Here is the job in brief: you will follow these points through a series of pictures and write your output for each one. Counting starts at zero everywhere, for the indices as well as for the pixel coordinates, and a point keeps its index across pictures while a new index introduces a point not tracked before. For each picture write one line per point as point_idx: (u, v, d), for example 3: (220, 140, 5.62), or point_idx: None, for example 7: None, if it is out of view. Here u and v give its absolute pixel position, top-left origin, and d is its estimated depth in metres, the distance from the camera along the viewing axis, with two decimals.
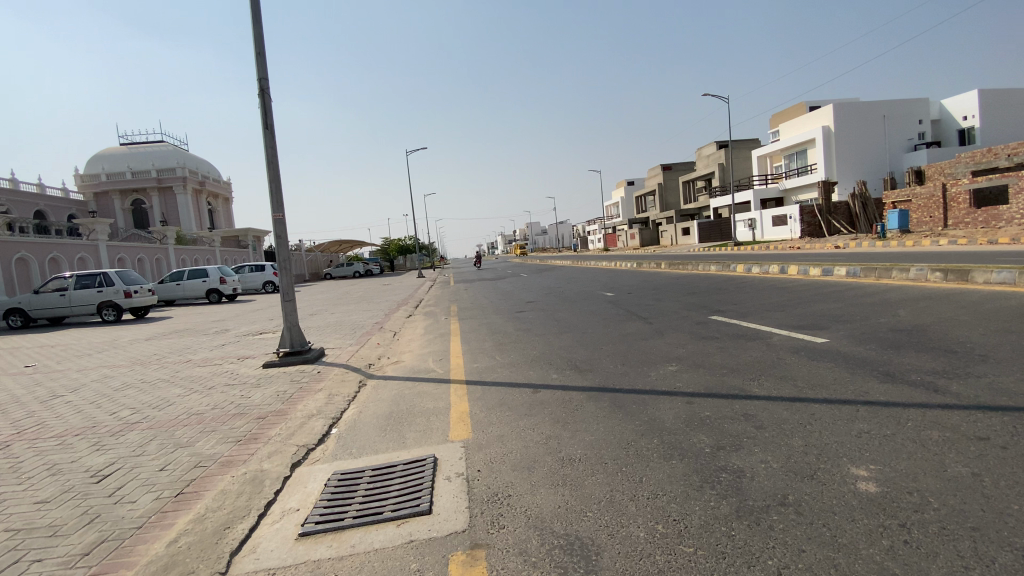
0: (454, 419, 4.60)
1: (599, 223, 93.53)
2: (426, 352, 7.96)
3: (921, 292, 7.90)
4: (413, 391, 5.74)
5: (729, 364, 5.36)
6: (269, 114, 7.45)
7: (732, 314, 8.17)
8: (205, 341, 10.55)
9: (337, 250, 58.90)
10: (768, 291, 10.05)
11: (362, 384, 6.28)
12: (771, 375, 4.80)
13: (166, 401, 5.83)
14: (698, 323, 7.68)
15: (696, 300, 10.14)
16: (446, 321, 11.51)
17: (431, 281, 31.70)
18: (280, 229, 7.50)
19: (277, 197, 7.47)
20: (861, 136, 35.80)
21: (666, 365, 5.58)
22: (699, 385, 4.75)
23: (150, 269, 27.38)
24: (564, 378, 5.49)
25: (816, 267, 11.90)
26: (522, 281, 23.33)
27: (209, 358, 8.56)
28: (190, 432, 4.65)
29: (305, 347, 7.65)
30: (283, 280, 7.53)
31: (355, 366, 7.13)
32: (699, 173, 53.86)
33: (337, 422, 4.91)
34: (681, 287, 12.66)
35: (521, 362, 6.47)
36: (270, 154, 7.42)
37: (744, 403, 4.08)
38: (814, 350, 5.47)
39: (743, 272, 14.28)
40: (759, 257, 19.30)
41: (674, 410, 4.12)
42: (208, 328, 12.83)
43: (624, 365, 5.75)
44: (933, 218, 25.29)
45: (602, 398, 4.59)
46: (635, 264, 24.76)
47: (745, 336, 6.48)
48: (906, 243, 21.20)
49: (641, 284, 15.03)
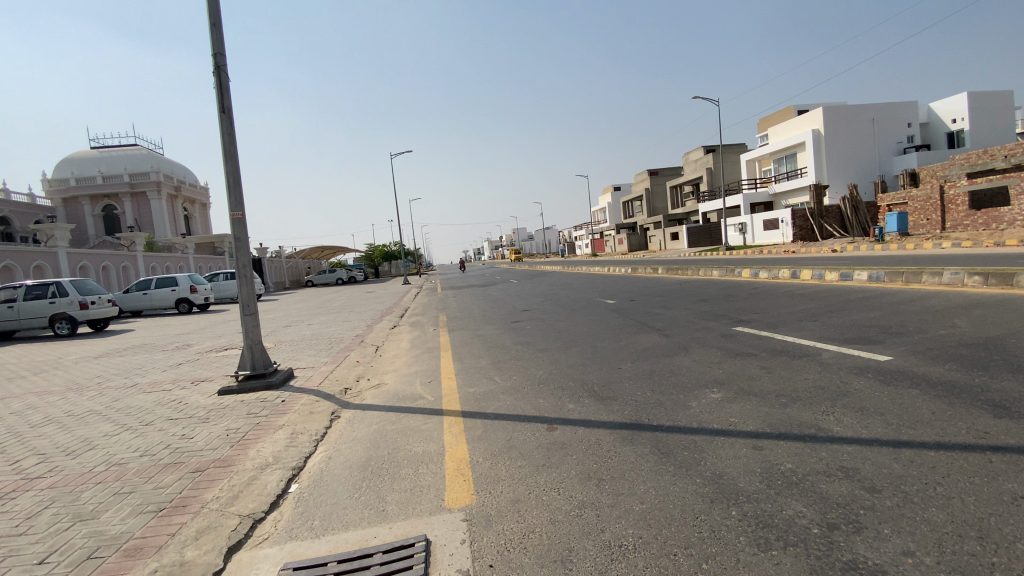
0: (450, 472, 3.55)
1: (586, 228, 93.13)
2: (412, 373, 6.88)
3: (970, 299, 7.07)
4: (396, 427, 4.69)
5: (785, 390, 4.40)
6: (226, 95, 6.37)
7: (761, 325, 7.24)
8: (158, 361, 9.23)
9: (319, 258, 57.36)
10: (790, 298, 9.17)
11: (334, 417, 5.21)
12: (845, 406, 3.84)
13: (88, 443, 4.66)
14: (724, 336, 6.77)
15: (710, 308, 9.27)
16: (435, 334, 10.39)
17: (418, 288, 30.59)
18: (239, 231, 6.40)
19: (236, 193, 6.37)
20: (850, 139, 35.72)
21: (708, 391, 4.59)
22: (760, 421, 3.78)
23: (115, 277, 25.73)
24: (583, 410, 4.47)
25: (832, 271, 11.12)
26: (514, 287, 22.46)
27: (159, 381, 7.32)
28: (98, 496, 3.50)
29: (269, 370, 6.53)
30: (244, 290, 6.41)
31: (327, 393, 6.02)
32: (687, 177, 53.63)
33: (297, 475, 3.85)
34: (687, 293, 11.83)
35: (527, 386, 5.44)
36: (228, 141, 6.32)
37: (835, 450, 3.13)
38: (885, 372, 4.52)
39: (750, 277, 13.48)
40: (762, 261, 18.49)
41: (744, 462, 3.14)
42: (168, 344, 11.50)
43: (656, 392, 4.74)
44: (931, 220, 25.00)
45: (641, 443, 3.59)
46: (630, 269, 23.91)
47: (788, 354, 5.52)
48: (908, 247, 20.72)
49: (642, 290, 14.16)
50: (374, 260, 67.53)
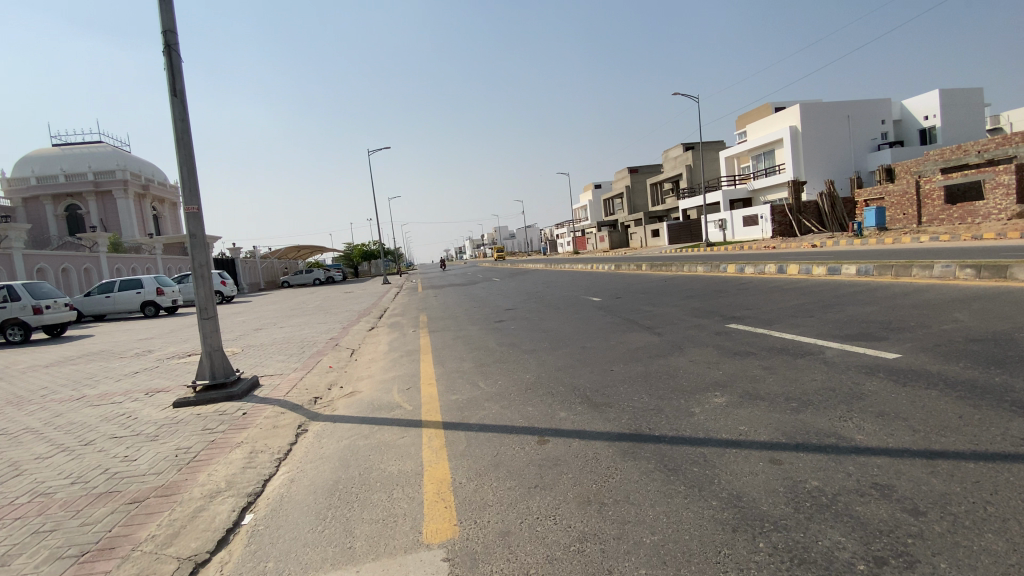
0: (428, 497, 3.10)
1: (568, 226, 93.15)
2: (389, 379, 6.41)
3: (965, 292, 6.87)
4: (370, 442, 4.22)
5: (795, 393, 4.07)
6: (178, 77, 5.78)
7: (755, 322, 6.92)
8: (113, 370, 8.53)
9: (295, 257, 55.97)
10: (780, 293, 8.91)
11: (302, 430, 4.72)
12: (863, 412, 3.50)
13: (14, 468, 4.08)
14: (718, 334, 6.45)
15: (699, 304, 8.99)
16: (414, 336, 9.88)
17: (398, 288, 29.93)
18: (195, 226, 5.82)
19: (190, 185, 5.79)
20: (826, 136, 36.21)
21: (711, 396, 4.23)
22: (773, 431, 3.42)
23: (76, 280, 24.43)
24: (577, 418, 4.06)
25: (820, 266, 10.93)
26: (497, 285, 22.06)
27: (109, 392, 6.69)
28: (12, 537, 3.01)
29: (230, 379, 5.97)
30: (201, 292, 5.85)
31: (294, 403, 5.52)
32: (667, 174, 53.86)
33: (254, 503, 3.37)
34: (674, 289, 11.58)
35: (513, 392, 5.02)
36: (181, 128, 5.74)
37: (863, 463, 2.79)
38: (897, 371, 4.24)
39: (736, 272, 13.32)
40: (745, 256, 18.34)
41: (763, 479, 2.78)
42: (127, 350, 10.74)
43: (655, 397, 4.35)
44: (907, 215, 25.47)
45: (646, 459, 3.20)
46: (613, 266, 23.70)
47: (789, 352, 5.21)
48: (887, 241, 20.88)
49: (627, 287, 13.87)
50: (352, 259, 66.19)
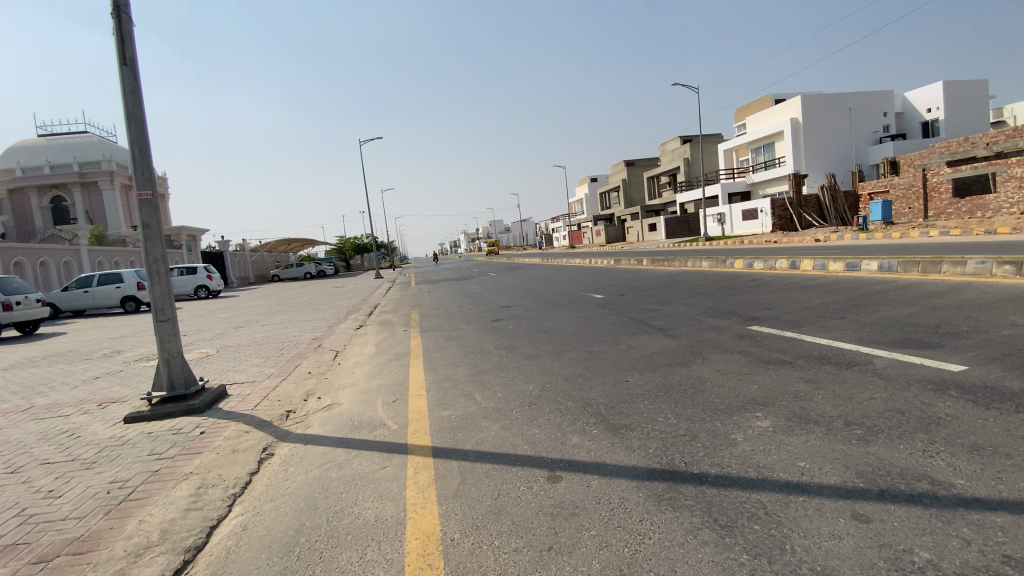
0: (413, 563, 2.39)
1: (563, 220, 92.39)
2: (373, 388, 5.69)
3: (1010, 292, 6.26)
4: (343, 475, 3.50)
5: (854, 416, 3.42)
6: (128, 42, 4.94)
7: (780, 323, 6.25)
8: (71, 374, 7.73)
9: (285, 250, 54.75)
10: (799, 291, 8.25)
11: (267, 456, 3.99)
12: (950, 446, 2.90)
13: None
14: (741, 337, 5.80)
15: (712, 303, 8.34)
16: (404, 336, 9.15)
17: (390, 283, 29.15)
18: (149, 215, 5.02)
19: (144, 170, 5.02)
20: (828, 128, 35.63)
21: (751, 416, 3.57)
22: (843, 470, 2.79)
23: (56, 274, 23.37)
24: (593, 445, 3.35)
25: (836, 261, 10.31)
26: (492, 280, 21.42)
27: (59, 403, 5.91)
28: None
29: (191, 391, 5.23)
30: (156, 289, 5.07)
31: (263, 420, 4.79)
32: (665, 167, 53.13)
33: (192, 560, 2.65)
34: (682, 286, 10.92)
35: (515, 407, 4.33)
36: (132, 102, 4.95)
37: (979, 524, 2.21)
38: (969, 388, 3.64)
39: (744, 267, 12.70)
40: (748, 252, 17.71)
41: (856, 549, 2.15)
42: (94, 351, 9.91)
43: (684, 417, 3.66)
44: (913, 209, 25.05)
45: (691, 511, 2.52)
46: (611, 261, 23.04)
47: (832, 361, 4.57)
48: (892, 236, 20.42)
49: (629, 283, 13.22)
50: (345, 253, 65.15)
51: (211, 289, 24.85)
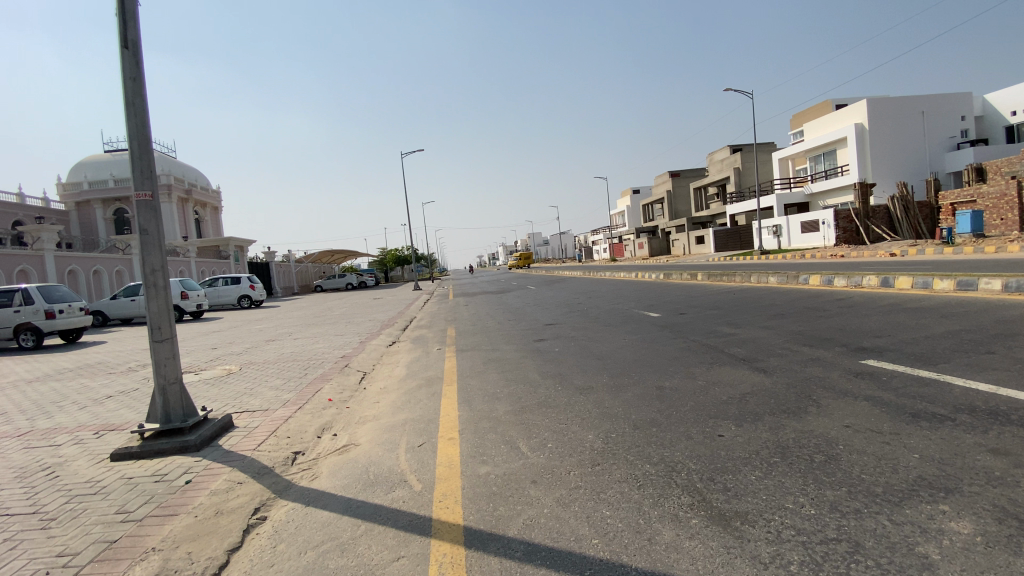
0: None
1: (605, 233, 90.41)
2: (397, 425, 4.77)
3: None
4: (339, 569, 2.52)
5: None
6: (131, 24, 4.41)
7: (905, 358, 4.92)
8: (91, 390, 7.32)
9: (328, 261, 55.76)
10: (907, 314, 6.82)
11: (258, 522, 3.11)
12: None
13: None
14: (858, 376, 4.54)
15: (798, 327, 7.02)
16: (439, 356, 8.31)
17: (429, 295, 28.68)
18: (146, 219, 4.38)
19: (143, 167, 4.42)
20: (898, 133, 32.88)
21: (934, 513, 2.38)
22: None
23: (107, 282, 24.12)
24: (697, 551, 2.28)
25: (943, 278, 8.70)
26: (534, 294, 20.52)
27: (60, 429, 5.35)
28: None
29: (188, 423, 4.49)
30: (151, 306, 4.37)
31: (263, 465, 3.96)
32: (714, 178, 50.91)
33: None
34: (751, 305, 9.57)
35: (574, 470, 3.27)
36: (132, 90, 4.40)
37: None
38: None
39: (822, 284, 11.15)
40: (819, 267, 16.02)
41: None
42: (123, 363, 9.59)
43: (828, 509, 2.51)
44: (1006, 220, 22.37)
45: None
46: (660, 275, 21.60)
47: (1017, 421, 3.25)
48: (983, 250, 18.19)
49: (686, 300, 11.95)
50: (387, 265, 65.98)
51: (253, 299, 25.03)
